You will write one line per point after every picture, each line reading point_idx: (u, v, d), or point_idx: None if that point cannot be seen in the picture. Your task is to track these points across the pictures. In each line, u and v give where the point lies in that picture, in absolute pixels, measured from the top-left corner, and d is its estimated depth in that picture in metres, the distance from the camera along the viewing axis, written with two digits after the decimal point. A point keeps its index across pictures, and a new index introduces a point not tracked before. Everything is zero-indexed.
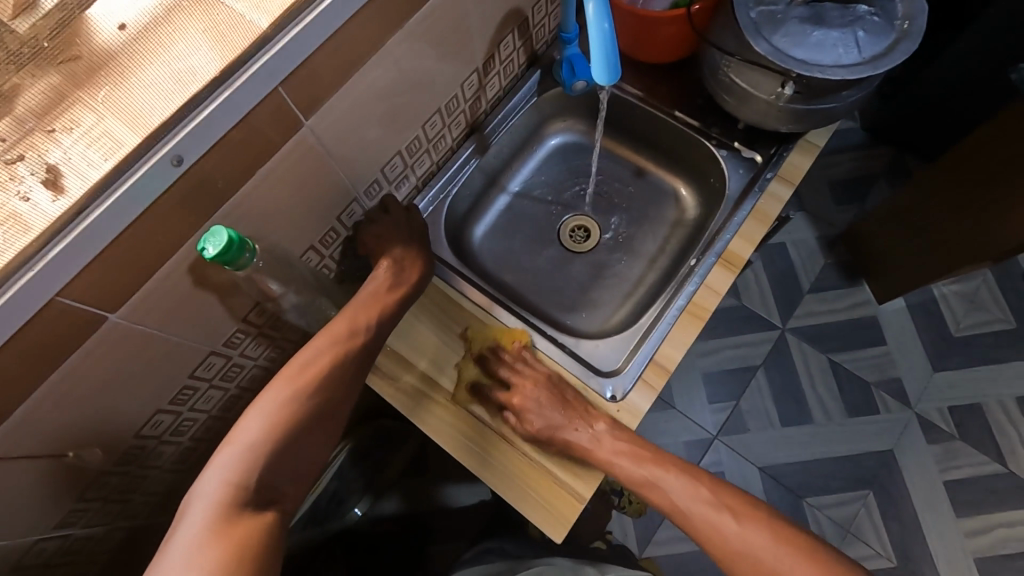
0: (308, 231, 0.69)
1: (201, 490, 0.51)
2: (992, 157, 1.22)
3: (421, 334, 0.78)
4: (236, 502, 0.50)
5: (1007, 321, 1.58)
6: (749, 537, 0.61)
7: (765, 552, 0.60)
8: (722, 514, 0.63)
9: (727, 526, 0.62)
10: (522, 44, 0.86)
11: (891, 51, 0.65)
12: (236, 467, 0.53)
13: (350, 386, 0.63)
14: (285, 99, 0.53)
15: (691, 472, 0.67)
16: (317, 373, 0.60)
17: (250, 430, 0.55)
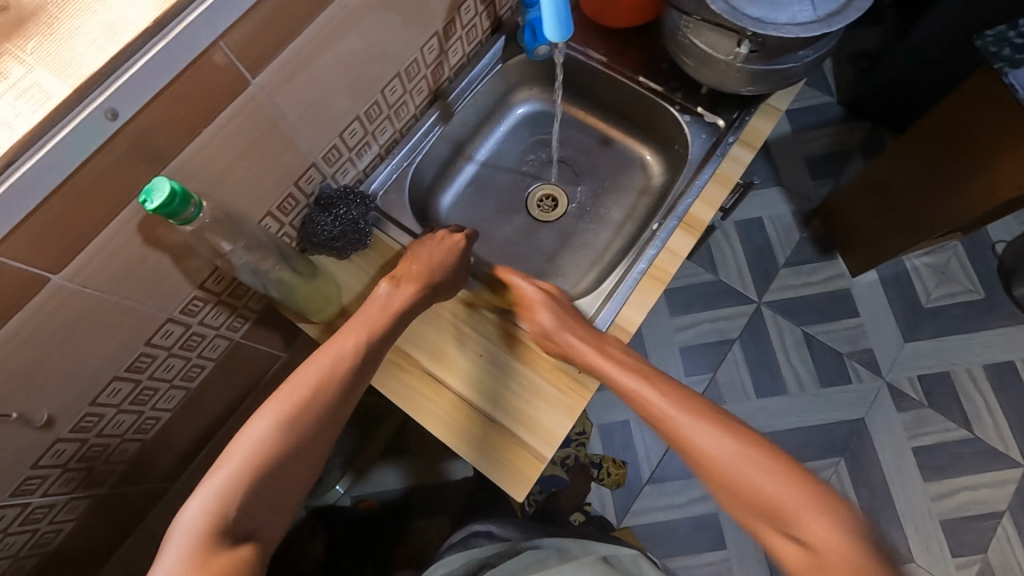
0: (264, 194, 0.68)
1: (181, 518, 0.48)
2: (955, 126, 1.23)
3: (427, 332, 0.76)
4: (214, 533, 0.47)
5: (975, 291, 1.62)
6: (761, 479, 0.52)
7: (778, 497, 0.51)
8: (733, 450, 0.54)
9: (738, 460, 0.54)
10: (484, 9, 0.85)
11: (846, 8, 0.65)
12: (219, 494, 0.49)
13: (341, 412, 0.58)
14: (228, 54, 0.52)
15: (710, 409, 0.58)
16: (309, 393, 0.56)
17: (241, 452, 0.52)
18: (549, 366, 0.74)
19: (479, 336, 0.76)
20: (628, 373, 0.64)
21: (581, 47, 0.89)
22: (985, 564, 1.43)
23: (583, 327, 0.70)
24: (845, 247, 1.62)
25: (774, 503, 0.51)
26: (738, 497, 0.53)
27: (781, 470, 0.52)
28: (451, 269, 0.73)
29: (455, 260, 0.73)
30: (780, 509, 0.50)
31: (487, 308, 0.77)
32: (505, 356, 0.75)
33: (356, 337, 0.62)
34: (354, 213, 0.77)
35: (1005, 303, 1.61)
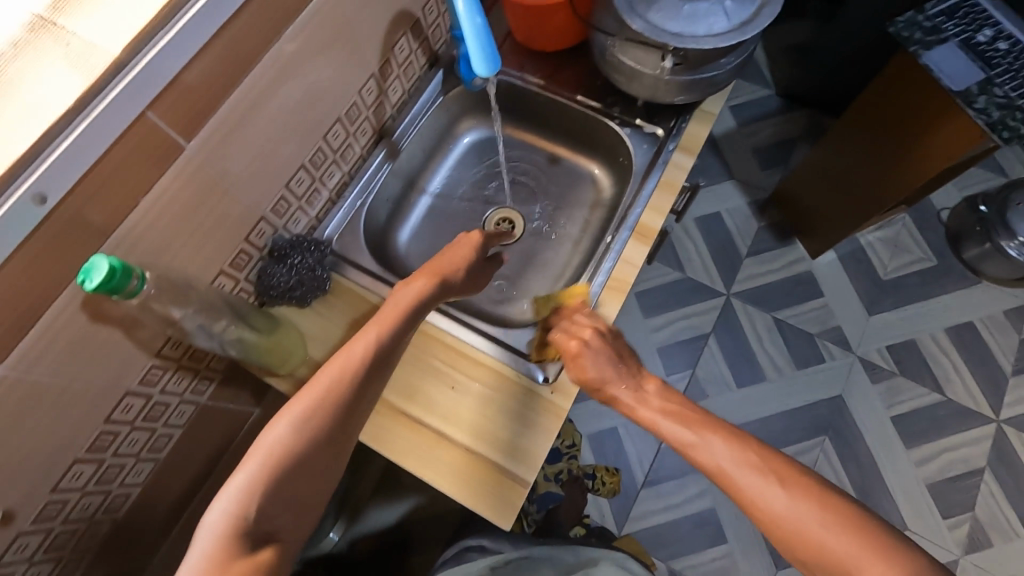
0: (214, 253, 0.67)
1: (204, 520, 0.47)
2: (885, 107, 1.30)
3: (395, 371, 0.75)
4: (236, 535, 0.46)
5: (928, 259, 1.69)
6: (830, 542, 0.49)
7: (850, 559, 0.48)
8: (803, 509, 0.50)
9: (809, 521, 0.50)
10: (418, 46, 0.87)
11: (756, 16, 0.69)
12: (240, 495, 0.48)
13: (359, 406, 0.57)
14: (157, 123, 0.52)
15: (775, 460, 0.54)
16: (326, 395, 0.55)
17: (265, 448, 0.51)
18: (520, 388, 0.74)
19: (448, 368, 0.76)
20: (668, 420, 0.60)
21: (518, 73, 0.92)
22: (974, 522, 1.47)
23: (623, 367, 0.66)
24: (803, 231, 1.67)
25: (842, 564, 0.48)
26: (800, 552, 0.50)
27: (855, 530, 0.48)
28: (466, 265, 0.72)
29: (473, 255, 0.73)
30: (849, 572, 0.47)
31: (455, 337, 0.78)
32: (477, 385, 0.75)
33: (369, 336, 0.60)
34: (310, 261, 0.77)
35: (958, 267, 1.68)
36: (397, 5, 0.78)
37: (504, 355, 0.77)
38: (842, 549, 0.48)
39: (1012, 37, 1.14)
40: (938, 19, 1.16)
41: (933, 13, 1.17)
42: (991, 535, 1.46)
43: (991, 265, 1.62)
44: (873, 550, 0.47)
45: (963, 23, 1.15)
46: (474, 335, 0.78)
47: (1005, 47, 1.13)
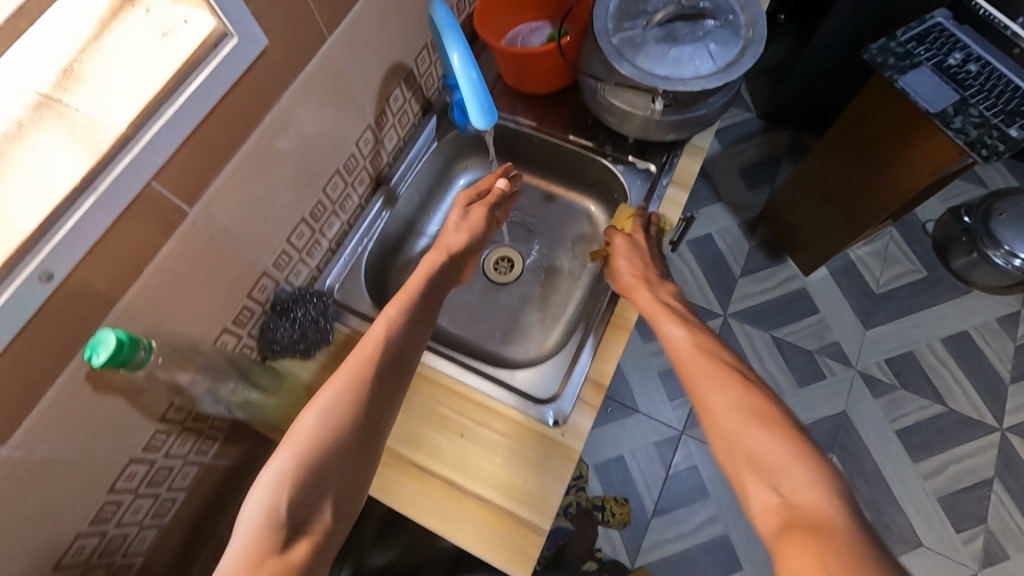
0: (219, 312, 0.67)
1: (242, 513, 0.50)
2: (864, 129, 1.33)
3: (403, 423, 0.75)
4: (270, 528, 0.49)
5: (918, 270, 1.72)
6: (760, 437, 0.51)
7: (773, 455, 0.50)
8: (738, 404, 0.54)
9: (735, 412, 0.54)
10: (412, 95, 0.89)
11: (741, 57, 0.71)
12: (274, 484, 0.51)
13: (386, 398, 0.60)
14: (161, 192, 0.53)
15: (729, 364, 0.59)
16: (354, 374, 0.59)
17: (298, 437, 0.55)
18: (529, 432, 0.73)
19: (457, 416, 0.75)
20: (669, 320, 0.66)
21: (510, 115, 0.94)
22: (988, 534, 1.46)
23: (648, 264, 0.75)
24: (792, 249, 1.70)
25: (768, 460, 0.49)
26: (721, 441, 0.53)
27: (773, 422, 0.52)
28: (463, 229, 0.80)
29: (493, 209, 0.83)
30: (774, 468, 0.49)
31: (463, 383, 0.77)
32: (486, 432, 0.74)
33: (389, 319, 0.65)
34: (313, 314, 0.77)
35: (948, 277, 1.70)
36: (391, 58, 0.80)
37: (511, 399, 0.76)
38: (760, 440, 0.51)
39: (981, 58, 1.18)
40: (909, 45, 1.20)
41: (904, 39, 1.21)
42: (1006, 546, 1.44)
43: (980, 274, 1.64)
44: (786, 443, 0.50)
45: (933, 47, 1.20)
46: (482, 381, 0.77)
47: (975, 68, 1.17)
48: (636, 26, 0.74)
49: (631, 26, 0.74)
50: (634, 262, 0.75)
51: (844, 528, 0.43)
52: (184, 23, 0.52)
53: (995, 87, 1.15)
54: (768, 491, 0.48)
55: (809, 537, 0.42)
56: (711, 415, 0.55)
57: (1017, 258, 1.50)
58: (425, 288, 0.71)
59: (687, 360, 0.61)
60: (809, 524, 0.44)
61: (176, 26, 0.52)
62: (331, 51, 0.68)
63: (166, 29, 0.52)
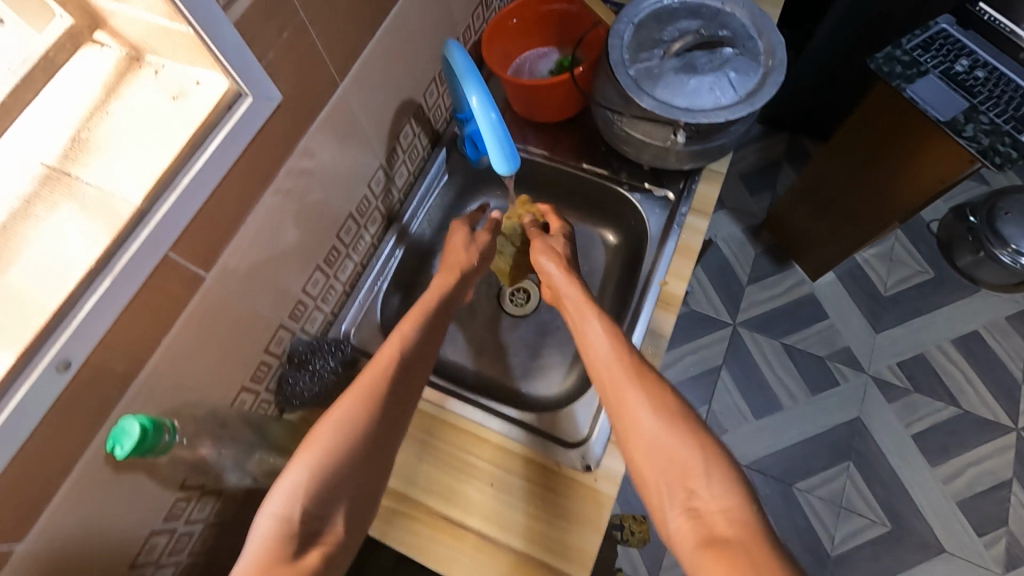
0: (237, 371, 0.64)
1: (255, 524, 0.50)
2: (865, 138, 1.31)
3: (432, 475, 0.73)
4: (282, 538, 0.49)
5: (925, 271, 1.71)
6: (682, 449, 0.59)
7: (692, 465, 0.57)
8: (658, 421, 0.61)
9: (655, 430, 0.60)
10: (421, 129, 0.87)
11: (762, 86, 0.69)
12: (290, 497, 0.51)
13: (399, 416, 0.59)
14: (177, 261, 0.50)
15: (651, 376, 0.65)
16: (368, 386, 0.59)
17: (313, 450, 0.53)
18: (560, 477, 0.71)
19: (486, 464, 0.73)
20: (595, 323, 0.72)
21: (521, 145, 0.92)
22: (1011, 537, 1.44)
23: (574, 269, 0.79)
24: (798, 254, 1.68)
25: (688, 470, 0.57)
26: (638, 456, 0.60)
27: (692, 437, 0.59)
28: (473, 250, 0.78)
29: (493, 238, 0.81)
30: (694, 476, 0.57)
31: (490, 429, 0.75)
32: (516, 480, 0.72)
33: (405, 332, 0.65)
34: (331, 364, 0.74)
35: (954, 276, 1.69)
36: (401, 95, 0.77)
37: (543, 444, 0.74)
38: (685, 456, 0.58)
39: (988, 65, 1.17)
40: (915, 53, 1.19)
41: (909, 47, 1.20)
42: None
43: (986, 272, 1.62)
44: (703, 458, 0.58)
45: (940, 54, 1.18)
46: (509, 426, 0.75)
47: (982, 74, 1.16)
48: (653, 57, 0.72)
49: (647, 57, 0.72)
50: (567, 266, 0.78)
51: (751, 532, 0.51)
52: (196, 85, 0.50)
53: (1004, 94, 1.13)
54: (687, 503, 0.56)
55: (730, 547, 0.50)
56: (637, 431, 0.61)
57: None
58: (440, 302, 0.70)
59: (610, 376, 0.66)
60: (723, 533, 0.52)
61: (189, 89, 0.50)
62: (344, 96, 0.65)
63: (176, 92, 0.50)
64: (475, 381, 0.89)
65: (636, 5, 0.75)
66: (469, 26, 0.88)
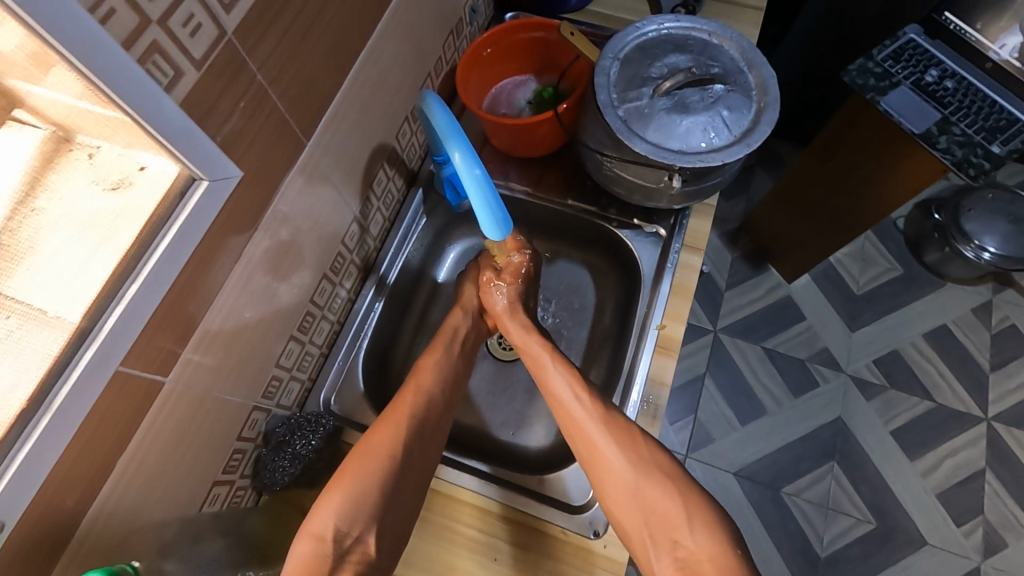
0: (208, 467, 0.58)
1: (293, 546, 0.56)
2: (844, 142, 1.24)
3: (429, 553, 0.67)
4: (317, 557, 0.55)
5: (894, 268, 1.59)
6: (664, 501, 0.60)
7: (674, 514, 0.60)
8: (631, 472, 0.62)
9: (631, 481, 0.62)
10: (395, 172, 0.81)
11: (756, 124, 0.66)
12: (332, 514, 0.58)
13: (430, 442, 0.67)
14: (129, 373, 0.44)
15: (621, 424, 0.65)
16: (399, 414, 0.67)
17: (349, 476, 0.61)
18: (566, 546, 0.67)
19: (489, 537, 0.68)
20: (559, 370, 0.71)
21: (503, 182, 0.87)
22: (987, 525, 1.35)
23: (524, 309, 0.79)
24: (779, 258, 1.56)
25: (672, 520, 0.59)
26: (616, 507, 0.62)
27: (672, 487, 0.61)
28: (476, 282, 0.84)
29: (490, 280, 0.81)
30: (678, 526, 0.59)
31: (490, 498, 0.70)
32: (515, 551, 0.67)
33: (433, 361, 0.74)
34: (314, 443, 0.68)
35: (922, 272, 1.58)
36: (373, 142, 0.72)
37: (542, 511, 0.69)
38: (665, 509, 0.60)
39: (957, 74, 1.15)
40: (886, 64, 1.16)
41: (881, 58, 1.17)
42: (1004, 535, 1.34)
43: (953, 268, 1.52)
44: (684, 506, 0.60)
45: (910, 65, 1.16)
46: (509, 493, 0.70)
47: (952, 85, 1.14)
48: (642, 96, 0.68)
49: (636, 96, 0.68)
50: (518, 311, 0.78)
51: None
52: (140, 171, 0.43)
53: (973, 103, 1.12)
54: (674, 550, 0.59)
55: None
56: (613, 483, 0.63)
57: (987, 252, 1.40)
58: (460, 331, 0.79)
59: (578, 428, 0.66)
60: None
61: (131, 176, 0.43)
62: (311, 155, 0.59)
63: (116, 181, 0.43)
64: (467, 436, 0.83)
65: (620, 39, 0.71)
66: (440, 58, 0.82)
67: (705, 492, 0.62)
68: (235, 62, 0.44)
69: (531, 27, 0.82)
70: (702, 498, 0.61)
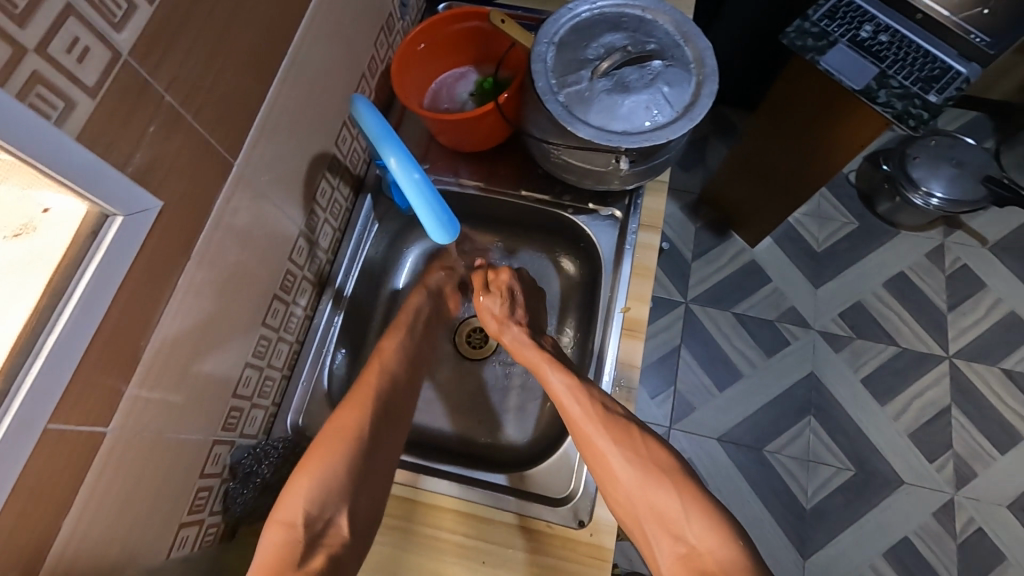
0: (171, 511, 0.55)
1: (265, 536, 0.56)
2: (791, 103, 1.25)
3: (415, 566, 0.66)
4: (289, 544, 0.55)
5: (851, 222, 1.63)
6: (665, 498, 0.60)
7: (672, 510, 0.60)
8: (632, 471, 0.62)
9: (632, 478, 0.62)
10: (340, 180, 0.78)
11: (697, 97, 0.65)
12: (305, 498, 0.58)
13: (394, 433, 0.67)
14: (62, 430, 0.41)
15: (619, 421, 0.65)
16: (367, 392, 0.67)
17: (317, 457, 0.61)
18: (554, 539, 0.67)
19: (475, 541, 0.67)
20: (557, 371, 0.70)
21: (453, 179, 0.85)
22: (957, 458, 1.40)
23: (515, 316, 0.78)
24: (740, 224, 1.58)
25: (670, 516, 0.60)
26: (620, 504, 0.62)
27: (672, 483, 0.61)
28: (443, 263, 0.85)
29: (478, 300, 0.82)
30: (677, 522, 0.59)
31: (472, 501, 0.69)
32: (509, 553, 0.67)
33: (393, 343, 0.74)
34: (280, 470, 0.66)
35: (876, 223, 1.62)
36: (312, 152, 0.69)
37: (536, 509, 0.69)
38: (666, 504, 0.60)
39: (890, 28, 1.17)
40: (823, 23, 1.17)
41: (817, 18, 1.17)
42: (974, 466, 1.40)
43: (905, 216, 1.57)
44: (685, 502, 0.60)
45: (845, 22, 1.17)
46: (490, 493, 0.70)
47: (886, 38, 1.16)
48: (581, 79, 0.67)
49: (576, 80, 0.67)
50: (508, 318, 0.77)
51: (738, 567, 0.54)
52: (44, 214, 0.40)
53: (908, 55, 1.15)
54: (675, 543, 0.59)
55: None
56: (613, 480, 0.63)
57: (935, 198, 1.44)
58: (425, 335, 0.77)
59: (580, 428, 0.66)
60: (711, 566, 0.55)
61: (34, 220, 0.40)
62: (242, 172, 0.56)
63: (18, 227, 0.39)
64: (447, 439, 0.82)
65: (554, 21, 0.69)
66: (374, 57, 0.79)
67: (704, 485, 0.63)
68: (137, 85, 0.42)
69: (464, 17, 0.79)
70: (700, 492, 0.61)
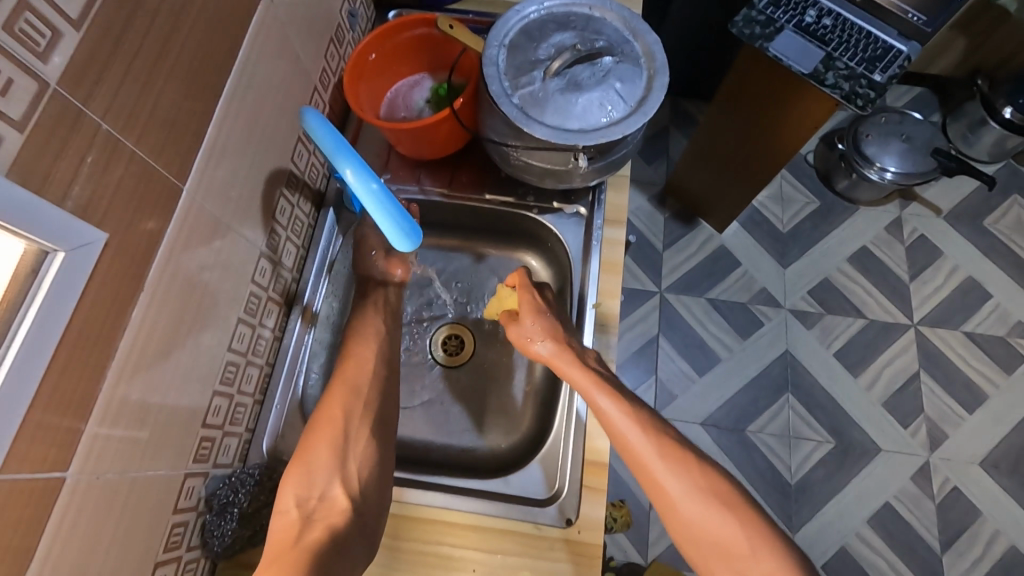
0: (143, 552, 0.54)
1: (272, 524, 0.56)
2: (745, 91, 1.27)
3: None
4: (289, 528, 0.55)
5: (811, 202, 1.68)
6: (730, 533, 0.57)
7: (737, 544, 0.57)
8: (696, 503, 0.59)
9: (695, 510, 0.59)
10: (299, 197, 0.77)
11: (649, 91, 0.66)
12: (298, 484, 0.58)
13: (388, 428, 0.66)
14: (13, 479, 0.40)
15: (676, 450, 0.62)
16: (355, 374, 0.67)
17: (308, 451, 0.61)
18: (542, 543, 0.67)
19: (468, 551, 0.67)
20: (607, 396, 0.64)
21: (416, 188, 0.84)
22: (928, 422, 1.45)
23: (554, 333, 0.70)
24: (707, 211, 1.61)
25: (735, 551, 0.57)
26: (683, 536, 0.59)
27: (738, 516, 0.58)
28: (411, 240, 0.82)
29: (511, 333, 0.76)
30: (742, 557, 0.56)
31: (462, 512, 0.69)
32: (506, 559, 0.66)
33: (375, 323, 0.73)
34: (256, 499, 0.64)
35: (836, 201, 1.67)
36: (266, 171, 0.67)
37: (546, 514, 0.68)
38: (732, 538, 0.57)
39: (832, 12, 1.21)
40: (768, 11, 1.19)
41: (762, 6, 1.20)
42: (945, 428, 1.45)
43: (861, 192, 1.62)
44: (751, 536, 0.57)
45: (789, 9, 1.20)
46: (477, 500, 0.69)
47: (829, 22, 1.19)
48: (534, 80, 0.67)
49: (529, 81, 0.67)
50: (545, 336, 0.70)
51: None
52: None
53: (851, 37, 1.18)
54: None
55: None
56: (672, 510, 0.60)
57: (888, 172, 1.48)
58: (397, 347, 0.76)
59: (637, 458, 0.62)
60: None
61: None
62: (193, 198, 0.55)
63: None
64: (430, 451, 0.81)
65: (503, 24, 0.69)
66: (324, 70, 0.78)
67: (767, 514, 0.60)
68: (69, 116, 0.40)
69: (413, 25, 0.79)
70: (763, 522, 0.59)
